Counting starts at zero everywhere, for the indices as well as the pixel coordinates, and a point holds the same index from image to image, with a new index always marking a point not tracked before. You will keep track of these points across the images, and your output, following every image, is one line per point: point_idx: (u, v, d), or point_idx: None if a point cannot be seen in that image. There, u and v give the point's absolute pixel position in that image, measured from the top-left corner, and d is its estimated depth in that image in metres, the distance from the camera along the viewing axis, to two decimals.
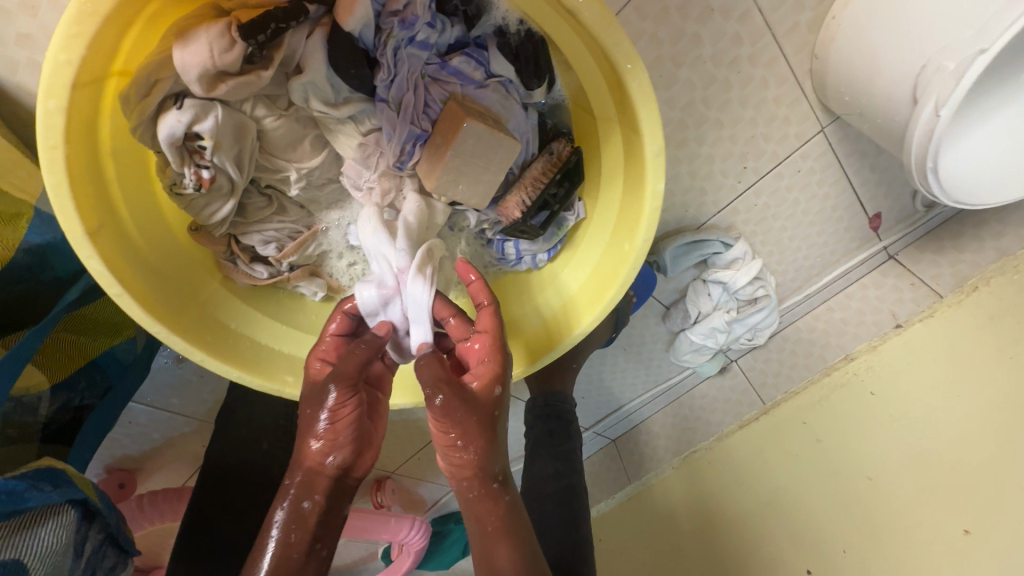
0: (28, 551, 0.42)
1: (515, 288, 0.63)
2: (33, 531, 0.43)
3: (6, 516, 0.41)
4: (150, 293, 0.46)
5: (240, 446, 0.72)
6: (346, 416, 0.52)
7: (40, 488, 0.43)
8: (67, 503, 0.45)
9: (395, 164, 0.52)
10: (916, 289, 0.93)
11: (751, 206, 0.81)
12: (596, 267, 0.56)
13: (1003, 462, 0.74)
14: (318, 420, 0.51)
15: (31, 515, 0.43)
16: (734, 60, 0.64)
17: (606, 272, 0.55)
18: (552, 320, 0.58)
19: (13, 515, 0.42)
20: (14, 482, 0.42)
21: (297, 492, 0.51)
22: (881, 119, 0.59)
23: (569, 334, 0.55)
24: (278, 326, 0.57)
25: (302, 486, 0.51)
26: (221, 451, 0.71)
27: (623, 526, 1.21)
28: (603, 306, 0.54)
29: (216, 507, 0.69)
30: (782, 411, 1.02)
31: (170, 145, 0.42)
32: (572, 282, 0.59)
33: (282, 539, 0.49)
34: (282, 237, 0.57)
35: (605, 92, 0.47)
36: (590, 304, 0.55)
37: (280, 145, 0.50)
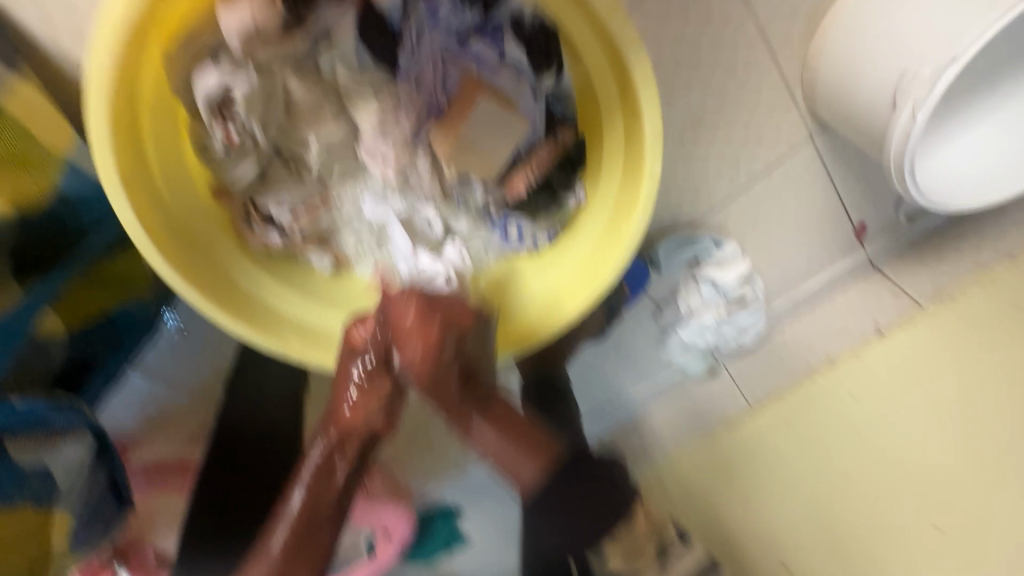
0: (54, 461, 0.48)
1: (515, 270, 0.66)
2: (56, 449, 0.48)
3: (35, 431, 0.47)
4: (170, 244, 0.49)
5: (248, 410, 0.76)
6: (377, 389, 0.57)
7: (64, 414, 0.49)
8: (87, 431, 0.51)
9: (411, 135, 0.55)
10: (897, 297, 0.94)
11: (742, 208, 0.85)
12: (595, 246, 0.59)
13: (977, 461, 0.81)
14: (351, 384, 0.56)
15: (55, 433, 0.49)
16: (731, 67, 0.68)
17: (604, 251, 0.58)
18: (552, 297, 0.62)
19: (41, 431, 0.48)
20: (41, 403, 0.48)
21: (332, 447, 0.56)
22: (864, 126, 0.63)
23: (568, 310, 0.59)
24: (285, 290, 0.59)
25: (334, 443, 0.56)
26: (228, 419, 0.75)
27: None
28: (602, 282, 0.57)
29: (223, 468, 0.72)
30: (767, 414, 0.98)
31: (206, 102, 0.47)
32: (570, 261, 0.62)
33: (310, 489, 0.54)
34: (296, 205, 0.58)
35: (609, 81, 0.51)
36: (585, 281, 0.59)
37: (305, 112, 0.53)
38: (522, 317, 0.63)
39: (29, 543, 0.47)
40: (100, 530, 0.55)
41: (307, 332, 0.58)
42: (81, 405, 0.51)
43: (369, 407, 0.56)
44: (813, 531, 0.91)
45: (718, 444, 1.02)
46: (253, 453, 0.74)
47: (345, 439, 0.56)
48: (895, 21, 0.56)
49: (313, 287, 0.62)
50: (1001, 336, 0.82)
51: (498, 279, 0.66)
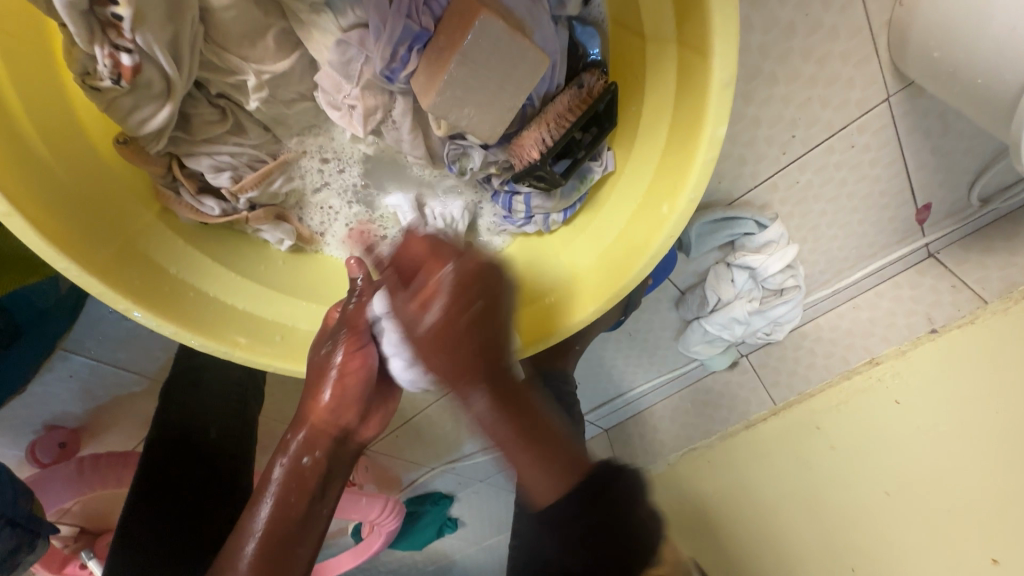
0: None
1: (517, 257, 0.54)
2: None
3: None
4: (54, 217, 0.36)
5: (189, 410, 0.67)
6: (354, 371, 0.49)
7: None
8: None
9: (384, 73, 0.40)
10: (957, 292, 0.83)
11: (792, 183, 0.71)
12: (625, 228, 0.47)
13: None
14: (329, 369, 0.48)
15: None
16: (804, 0, 0.54)
17: (638, 233, 0.45)
18: (564, 291, 0.49)
19: None
20: None
21: (298, 446, 0.50)
22: (979, 81, 0.49)
23: (582, 313, 0.46)
24: (231, 276, 0.47)
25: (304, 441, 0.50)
26: (163, 431, 0.65)
27: None
28: (629, 282, 0.44)
29: (164, 488, 0.63)
30: (794, 413, 0.93)
31: (69, 10, 0.31)
32: (590, 249, 0.49)
33: (281, 496, 0.47)
34: (240, 165, 0.46)
35: (663, 2, 0.37)
36: (611, 275, 0.46)
37: (235, 34, 0.38)
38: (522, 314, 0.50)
39: None
40: None
41: (260, 332, 0.46)
42: None
43: (343, 399, 0.50)
44: (836, 536, 0.84)
45: (732, 447, 1.00)
46: (205, 455, 0.66)
47: (316, 438, 0.50)
48: None
49: (269, 271, 0.50)
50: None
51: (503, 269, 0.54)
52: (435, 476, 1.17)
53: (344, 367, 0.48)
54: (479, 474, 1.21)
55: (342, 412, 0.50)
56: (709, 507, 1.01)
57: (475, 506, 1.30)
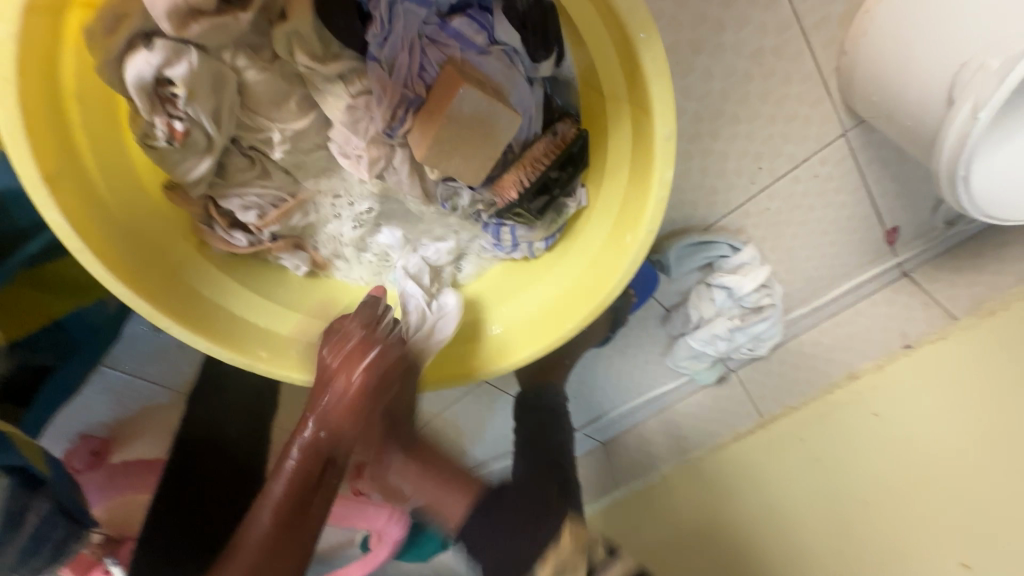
0: None
1: (483, 296, 0.62)
2: None
3: None
4: (116, 251, 0.43)
5: (211, 413, 0.71)
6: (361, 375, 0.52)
7: None
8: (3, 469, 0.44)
9: (384, 130, 0.47)
10: (929, 308, 0.88)
11: (763, 210, 0.77)
12: (583, 270, 0.54)
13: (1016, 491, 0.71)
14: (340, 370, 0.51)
15: None
16: (758, 52, 0.61)
17: (596, 276, 0.52)
18: (546, 311, 0.56)
19: None
20: None
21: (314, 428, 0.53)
22: (910, 122, 0.56)
23: (561, 330, 0.53)
24: (256, 298, 0.54)
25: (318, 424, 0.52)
26: (187, 438, 0.69)
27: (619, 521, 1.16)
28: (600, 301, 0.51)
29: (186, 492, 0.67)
30: (780, 425, 0.98)
31: (138, 89, 0.39)
32: (558, 284, 0.57)
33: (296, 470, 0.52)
34: (264, 204, 0.54)
35: (616, 70, 0.44)
36: (585, 296, 0.53)
37: (263, 101, 0.46)
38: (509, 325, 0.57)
39: None
40: (47, 555, 0.51)
41: (280, 347, 0.53)
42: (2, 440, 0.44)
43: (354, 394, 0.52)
44: (822, 542, 0.88)
45: (723, 456, 1.04)
46: (226, 458, 0.70)
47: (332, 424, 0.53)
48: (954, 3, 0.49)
49: (288, 294, 0.57)
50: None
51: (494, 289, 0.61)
52: None
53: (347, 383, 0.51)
54: None
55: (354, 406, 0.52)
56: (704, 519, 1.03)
57: None
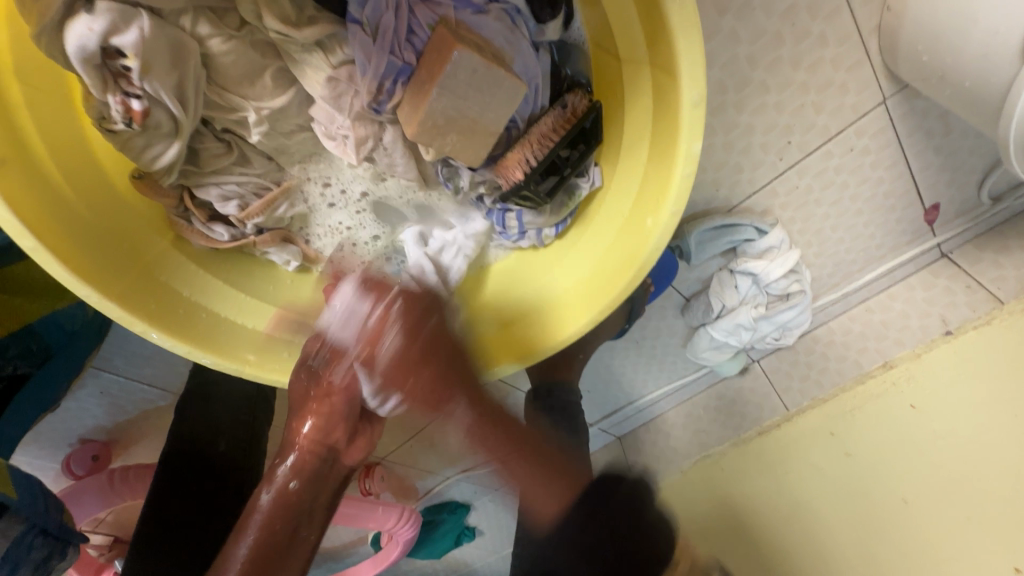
0: None
1: (516, 275, 0.56)
2: None
3: None
4: (78, 248, 0.39)
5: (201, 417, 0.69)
6: (335, 383, 0.47)
7: None
8: None
9: (372, 105, 0.42)
10: (971, 292, 0.82)
11: (792, 188, 0.71)
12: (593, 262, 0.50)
13: None
14: (313, 387, 0.47)
15: None
16: (791, 9, 0.54)
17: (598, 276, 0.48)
18: (561, 303, 0.50)
19: None
20: None
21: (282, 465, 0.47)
22: (969, 84, 0.49)
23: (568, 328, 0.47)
24: (241, 296, 0.50)
25: (291, 468, 0.46)
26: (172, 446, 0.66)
27: None
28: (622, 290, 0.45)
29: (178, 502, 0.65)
30: (808, 419, 0.92)
31: (83, 63, 0.34)
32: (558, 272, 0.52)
33: (266, 521, 0.44)
34: (246, 193, 0.49)
35: (635, 27, 0.38)
36: (601, 289, 0.47)
37: (233, 76, 0.41)
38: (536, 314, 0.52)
39: None
40: None
41: (269, 349, 0.49)
42: None
43: (329, 415, 0.47)
44: (862, 544, 0.81)
45: (749, 450, 0.99)
46: (214, 463, 0.67)
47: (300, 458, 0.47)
48: None
49: (277, 291, 0.53)
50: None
51: (519, 275, 0.55)
52: (450, 485, 1.18)
53: (340, 381, 0.47)
54: (494, 483, 1.22)
55: (328, 427, 0.47)
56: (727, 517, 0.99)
57: (493, 513, 1.31)
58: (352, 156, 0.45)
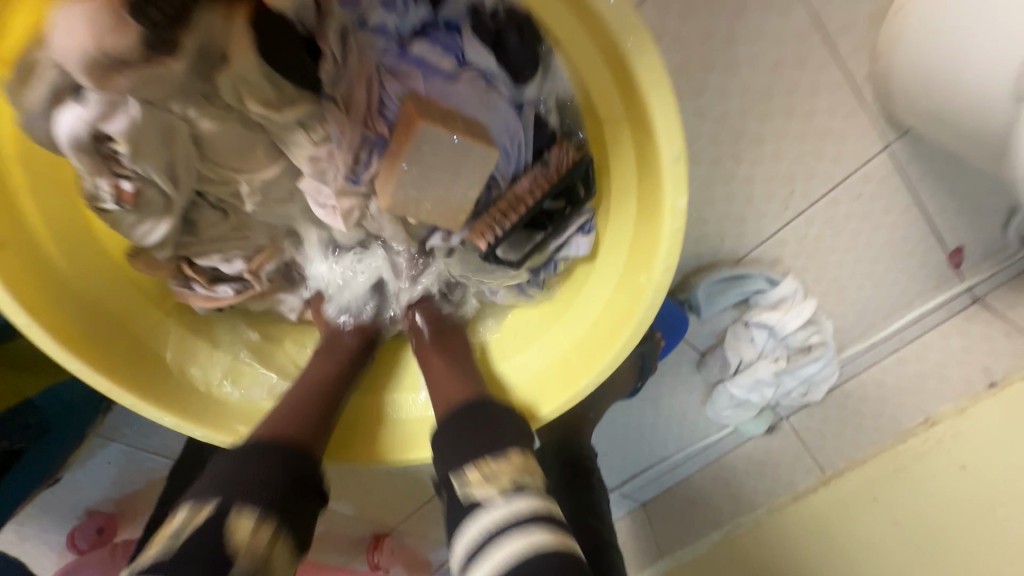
0: None
1: (510, 333, 0.56)
2: None
3: None
4: (67, 321, 0.41)
5: None
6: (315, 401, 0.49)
7: None
8: None
9: (349, 176, 0.44)
10: (1012, 338, 0.75)
11: (801, 237, 0.69)
12: (569, 349, 0.50)
13: None
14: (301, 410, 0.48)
15: None
16: (778, 63, 0.54)
17: (581, 363, 0.48)
18: (569, 357, 0.49)
19: None
20: None
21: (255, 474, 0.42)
22: (969, 127, 0.48)
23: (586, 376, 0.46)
24: (229, 356, 0.51)
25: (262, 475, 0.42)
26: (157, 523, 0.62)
27: None
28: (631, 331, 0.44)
29: None
30: (848, 482, 0.84)
31: (76, 148, 0.36)
32: (531, 364, 0.52)
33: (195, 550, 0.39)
34: (248, 254, 0.52)
35: (610, 89, 0.39)
36: (605, 343, 0.46)
37: (224, 151, 0.42)
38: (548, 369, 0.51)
39: None
40: None
41: (257, 412, 0.49)
42: None
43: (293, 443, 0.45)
44: None
45: (781, 518, 0.89)
46: None
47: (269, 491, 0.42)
48: None
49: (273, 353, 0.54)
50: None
51: (520, 329, 0.56)
52: None
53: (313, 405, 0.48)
54: None
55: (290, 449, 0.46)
56: None
57: None
58: (343, 222, 0.47)
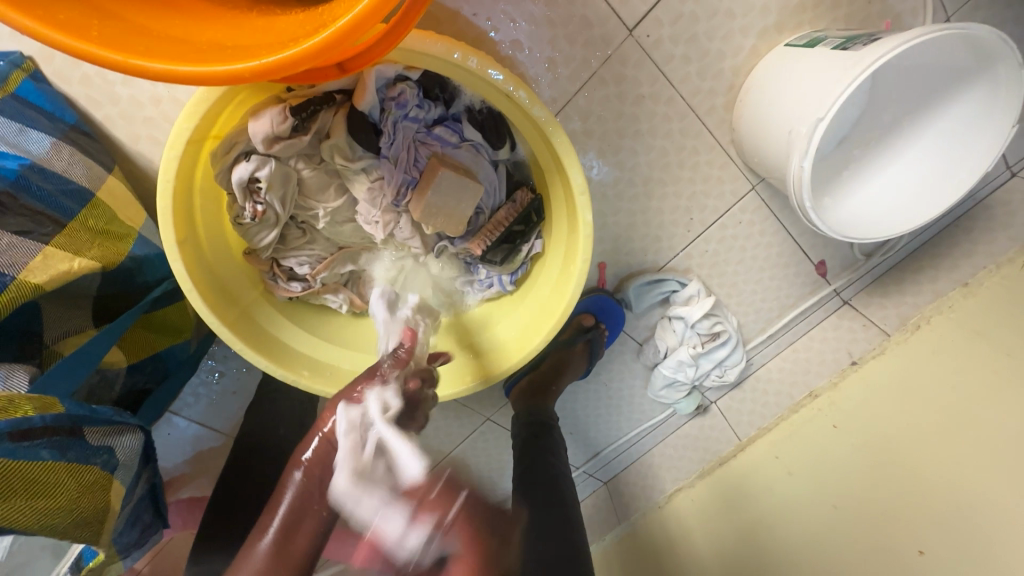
0: (116, 445, 0.58)
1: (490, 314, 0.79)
2: (119, 437, 0.59)
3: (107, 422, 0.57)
4: (210, 291, 0.63)
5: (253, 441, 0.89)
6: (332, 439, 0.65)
7: (124, 413, 0.60)
8: (137, 426, 0.61)
9: (393, 202, 0.69)
10: (868, 329, 1.02)
11: (703, 252, 0.95)
12: (532, 317, 0.72)
13: (969, 484, 0.76)
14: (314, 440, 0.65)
15: (117, 427, 0.58)
16: (669, 132, 0.81)
17: (536, 325, 0.71)
18: (528, 326, 0.72)
19: (111, 422, 0.58)
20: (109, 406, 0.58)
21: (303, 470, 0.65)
22: (778, 174, 0.74)
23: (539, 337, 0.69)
24: (299, 331, 0.73)
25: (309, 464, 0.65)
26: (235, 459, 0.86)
27: (617, 560, 1.18)
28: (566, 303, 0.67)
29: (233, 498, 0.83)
30: (757, 448, 1.10)
31: (239, 185, 0.61)
32: (510, 330, 0.75)
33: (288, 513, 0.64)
34: (313, 260, 0.75)
35: (546, 152, 0.64)
36: (550, 314, 0.69)
37: (314, 189, 0.68)
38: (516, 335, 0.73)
39: (100, 497, 0.55)
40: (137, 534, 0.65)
41: (317, 366, 0.70)
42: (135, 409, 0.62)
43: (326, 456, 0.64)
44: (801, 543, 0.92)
45: (714, 481, 1.14)
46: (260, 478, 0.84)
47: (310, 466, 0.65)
48: (783, 94, 0.69)
49: (327, 332, 0.76)
50: (996, 342, 0.82)
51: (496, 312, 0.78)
52: None
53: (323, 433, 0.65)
54: None
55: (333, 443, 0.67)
56: (688, 534, 1.11)
57: None
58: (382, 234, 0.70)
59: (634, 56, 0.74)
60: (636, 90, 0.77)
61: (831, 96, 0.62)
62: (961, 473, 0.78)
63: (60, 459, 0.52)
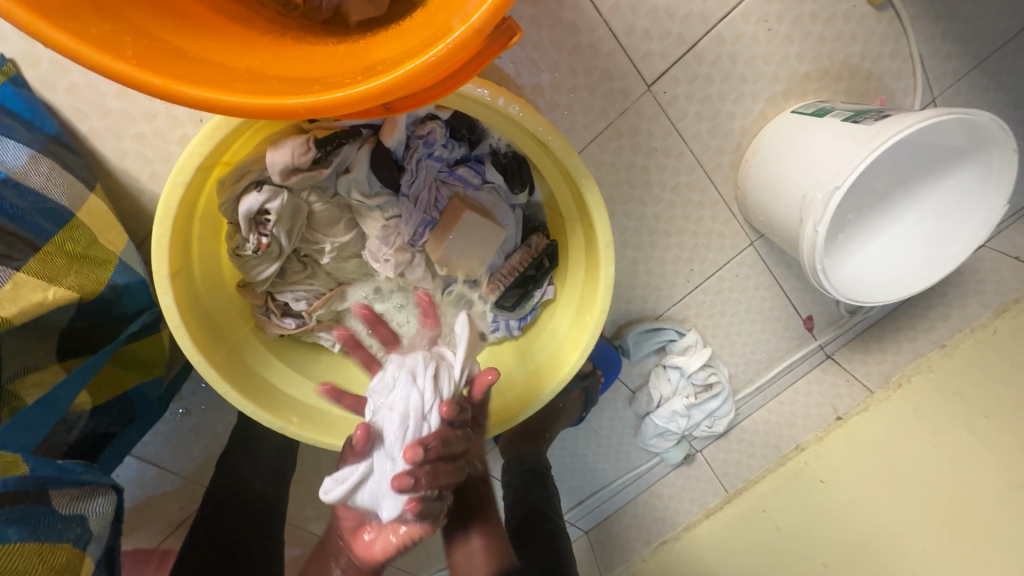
0: (87, 511, 0.50)
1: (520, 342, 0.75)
2: (90, 500, 0.51)
3: (71, 484, 0.50)
4: (198, 328, 0.57)
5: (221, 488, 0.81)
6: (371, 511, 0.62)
7: (90, 472, 0.53)
8: (107, 486, 0.54)
9: (409, 241, 0.67)
10: (851, 384, 1.04)
11: (700, 302, 0.95)
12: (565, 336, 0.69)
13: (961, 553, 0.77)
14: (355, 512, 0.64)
15: (86, 489, 0.51)
16: (676, 185, 0.82)
17: (570, 344, 0.67)
18: (554, 355, 0.68)
19: (76, 484, 0.50)
20: (72, 464, 0.51)
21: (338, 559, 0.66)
22: (787, 236, 0.75)
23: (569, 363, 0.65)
24: (290, 373, 0.67)
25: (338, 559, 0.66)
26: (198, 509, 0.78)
27: None
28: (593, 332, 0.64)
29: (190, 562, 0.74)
30: (745, 498, 1.08)
31: (246, 216, 0.57)
32: (542, 351, 0.71)
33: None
34: (310, 296, 0.70)
35: (570, 200, 0.63)
36: (573, 344, 0.66)
37: (324, 223, 0.65)
38: (546, 362, 0.69)
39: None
40: None
41: (307, 413, 0.65)
42: (99, 467, 0.54)
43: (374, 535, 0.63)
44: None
45: (697, 531, 1.11)
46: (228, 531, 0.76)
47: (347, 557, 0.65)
48: (795, 160, 0.71)
49: (318, 373, 0.70)
50: (973, 403, 0.84)
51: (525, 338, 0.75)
52: None
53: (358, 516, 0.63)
54: None
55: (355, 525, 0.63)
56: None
57: None
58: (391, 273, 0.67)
59: (649, 110, 0.75)
60: (649, 142, 0.78)
61: (847, 168, 0.64)
62: (948, 542, 0.79)
63: (30, 538, 0.43)
